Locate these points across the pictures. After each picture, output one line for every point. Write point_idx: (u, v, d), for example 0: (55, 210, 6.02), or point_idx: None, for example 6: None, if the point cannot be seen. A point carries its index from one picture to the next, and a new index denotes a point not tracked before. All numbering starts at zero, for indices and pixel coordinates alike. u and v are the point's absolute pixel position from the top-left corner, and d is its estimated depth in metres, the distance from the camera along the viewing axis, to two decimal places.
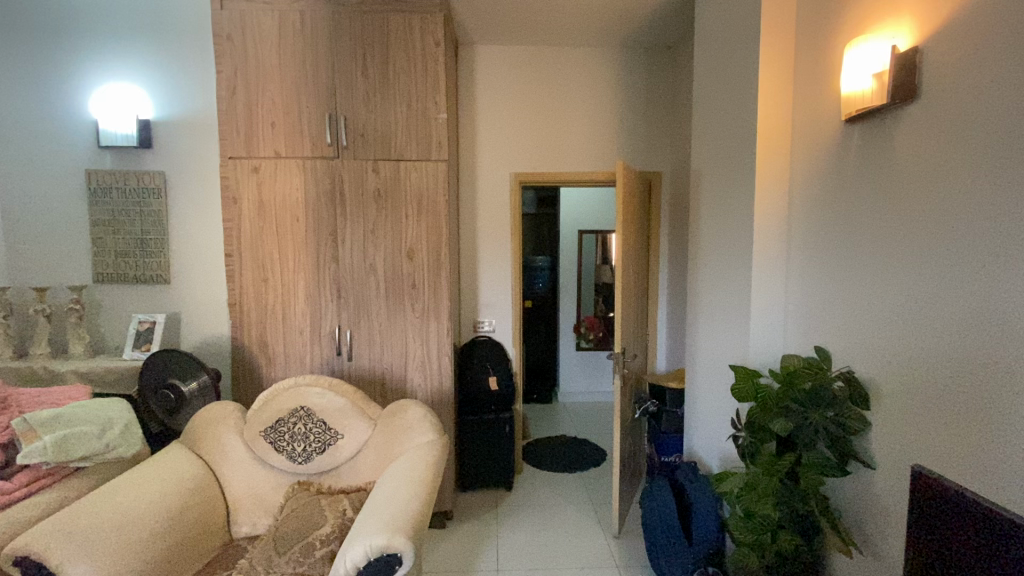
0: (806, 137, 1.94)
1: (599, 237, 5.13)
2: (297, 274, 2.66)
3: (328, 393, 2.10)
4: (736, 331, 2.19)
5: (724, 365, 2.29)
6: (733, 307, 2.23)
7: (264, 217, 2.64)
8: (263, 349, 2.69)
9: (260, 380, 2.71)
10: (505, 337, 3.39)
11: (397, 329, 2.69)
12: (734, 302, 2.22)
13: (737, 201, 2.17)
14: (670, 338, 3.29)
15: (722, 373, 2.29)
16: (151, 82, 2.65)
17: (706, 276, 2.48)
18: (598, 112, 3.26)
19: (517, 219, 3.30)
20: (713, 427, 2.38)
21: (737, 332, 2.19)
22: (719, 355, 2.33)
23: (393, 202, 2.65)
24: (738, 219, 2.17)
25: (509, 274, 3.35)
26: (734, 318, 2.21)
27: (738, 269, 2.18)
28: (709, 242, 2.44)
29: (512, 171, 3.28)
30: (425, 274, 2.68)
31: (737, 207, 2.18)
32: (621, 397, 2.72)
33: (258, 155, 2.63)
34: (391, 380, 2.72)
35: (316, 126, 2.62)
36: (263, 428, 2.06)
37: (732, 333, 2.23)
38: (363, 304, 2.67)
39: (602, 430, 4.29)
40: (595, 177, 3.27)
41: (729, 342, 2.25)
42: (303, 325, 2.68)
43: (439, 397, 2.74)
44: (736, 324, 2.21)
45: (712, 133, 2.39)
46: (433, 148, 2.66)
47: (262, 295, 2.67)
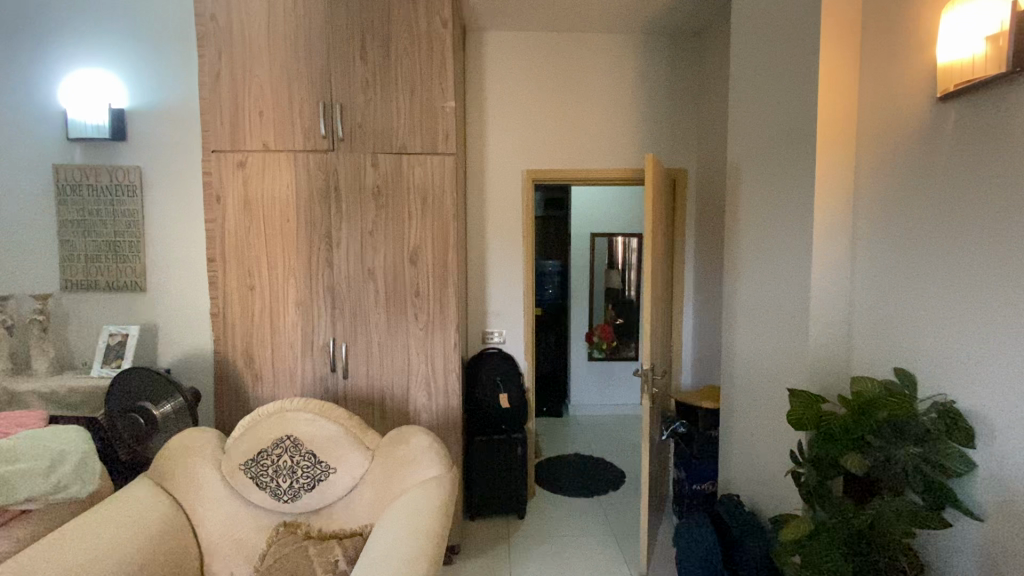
0: (883, 121, 1.66)
1: (612, 240, 4.84)
2: (287, 281, 2.39)
3: (320, 420, 1.81)
4: (788, 348, 1.91)
5: (773, 385, 2.01)
6: (782, 321, 1.95)
7: (251, 217, 2.38)
8: (250, 364, 2.43)
9: (246, 398, 2.43)
10: (517, 349, 3.11)
11: (399, 342, 2.41)
12: (783, 312, 1.94)
13: (790, 198, 1.89)
14: (698, 351, 3.00)
15: (771, 397, 2.01)
16: (126, 67, 2.38)
17: (745, 285, 2.20)
18: (619, 104, 2.98)
19: (529, 220, 3.02)
20: (759, 455, 2.09)
21: (788, 350, 1.91)
22: (766, 375, 2.05)
23: (394, 201, 2.37)
24: (790, 220, 1.89)
25: (520, 280, 3.07)
26: (783, 330, 1.94)
27: (789, 277, 1.90)
28: (750, 244, 2.17)
29: (524, 167, 3.00)
30: (430, 280, 2.40)
31: (788, 206, 1.90)
32: (649, 418, 2.44)
33: (245, 149, 2.37)
34: (391, 399, 2.43)
35: (309, 115, 2.35)
36: (244, 460, 1.77)
37: (782, 351, 1.95)
38: (361, 315, 2.39)
39: (619, 448, 4.00)
40: (614, 175, 2.99)
41: (778, 361, 1.97)
42: (294, 338, 2.41)
43: (444, 418, 2.46)
44: (785, 337, 1.93)
45: (756, 122, 2.11)
46: (439, 140, 2.38)
47: (248, 305, 2.41)
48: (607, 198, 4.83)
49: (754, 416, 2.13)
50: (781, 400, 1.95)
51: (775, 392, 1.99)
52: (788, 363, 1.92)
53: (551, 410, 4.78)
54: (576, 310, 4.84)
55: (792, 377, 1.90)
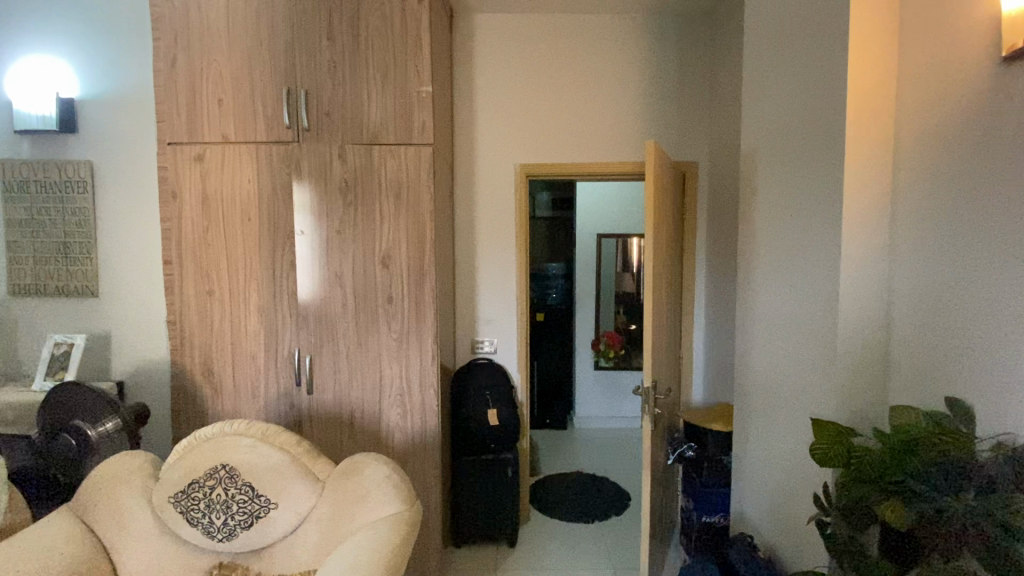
0: (940, 96, 1.36)
1: (620, 241, 4.55)
2: (249, 285, 2.18)
3: (263, 447, 1.58)
4: (812, 368, 1.62)
5: (794, 408, 1.71)
6: (803, 336, 1.65)
7: (209, 216, 2.17)
8: (209, 377, 2.21)
9: (204, 414, 2.22)
10: (509, 361, 2.84)
11: (369, 354, 2.16)
12: (805, 322, 1.64)
13: (814, 191, 1.59)
14: (710, 365, 2.70)
15: (792, 424, 1.72)
16: (76, 55, 2.19)
17: (760, 292, 1.91)
18: (621, 91, 2.70)
19: (522, 220, 2.76)
20: (779, 490, 1.80)
21: (811, 371, 1.62)
22: (786, 398, 1.75)
23: (364, 197, 2.13)
24: (814, 216, 1.59)
25: (513, 285, 2.81)
26: (805, 343, 1.65)
27: (811, 283, 1.61)
28: (765, 243, 1.87)
29: (517, 162, 2.75)
30: (404, 285, 2.15)
31: (811, 199, 1.61)
32: (651, 441, 2.15)
33: (203, 140, 2.16)
34: (361, 416, 2.18)
35: (272, 103, 2.13)
36: (173, 493, 1.55)
37: (805, 372, 1.65)
38: (329, 323, 2.15)
39: (625, 466, 3.70)
40: (616, 169, 2.72)
41: (800, 382, 1.68)
42: (257, 348, 2.19)
43: (420, 438, 2.20)
44: (808, 351, 1.63)
45: (774, 104, 1.82)
46: (415, 128, 2.13)
47: (207, 312, 2.20)
48: (615, 197, 4.53)
49: (772, 444, 1.84)
50: (805, 429, 1.66)
51: (797, 419, 1.70)
52: (811, 383, 1.63)
53: (555, 423, 4.50)
54: (582, 316, 4.56)
55: (816, 402, 1.60)
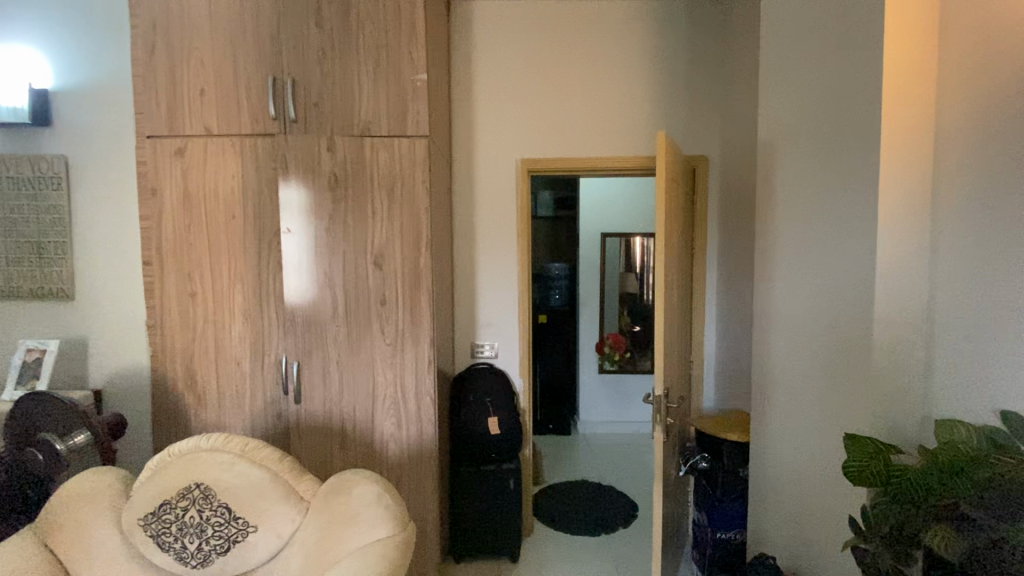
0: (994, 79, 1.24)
1: (625, 240, 4.41)
2: (234, 287, 2.05)
3: (243, 464, 1.45)
4: (844, 375, 1.48)
5: (822, 419, 1.57)
6: (833, 339, 1.51)
7: (191, 213, 2.04)
8: (191, 385, 2.08)
9: (187, 424, 2.09)
10: (511, 366, 2.71)
11: (362, 360, 2.02)
12: (835, 326, 1.51)
13: (846, 182, 1.45)
14: (723, 371, 2.56)
15: (821, 436, 1.58)
16: (51, 43, 2.07)
17: (781, 294, 1.77)
18: (628, 81, 2.56)
19: (524, 218, 2.62)
20: (806, 508, 1.66)
21: (843, 379, 1.48)
22: (814, 408, 1.61)
23: (355, 192, 1.99)
24: (846, 209, 1.45)
25: (514, 286, 2.67)
26: (835, 348, 1.51)
27: (842, 282, 1.47)
28: (787, 240, 1.73)
29: (519, 156, 2.61)
30: (399, 287, 2.01)
31: (844, 190, 1.46)
32: (663, 453, 2.02)
33: (184, 133, 2.03)
34: (353, 427, 2.04)
35: (257, 93, 2.00)
36: (143, 514, 1.42)
37: (835, 379, 1.51)
38: (318, 327, 2.01)
39: (632, 474, 3.56)
40: (622, 163, 2.58)
41: (830, 391, 1.53)
42: (242, 354, 2.06)
43: (417, 449, 2.06)
44: (839, 358, 1.50)
45: (795, 89, 1.68)
46: (409, 119, 1.99)
47: (189, 315, 2.06)
48: (620, 195, 4.39)
49: (798, 457, 1.70)
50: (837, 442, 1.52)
51: (827, 430, 1.56)
52: (842, 392, 1.49)
53: (558, 428, 4.36)
54: (586, 318, 4.42)
55: (849, 412, 1.46)
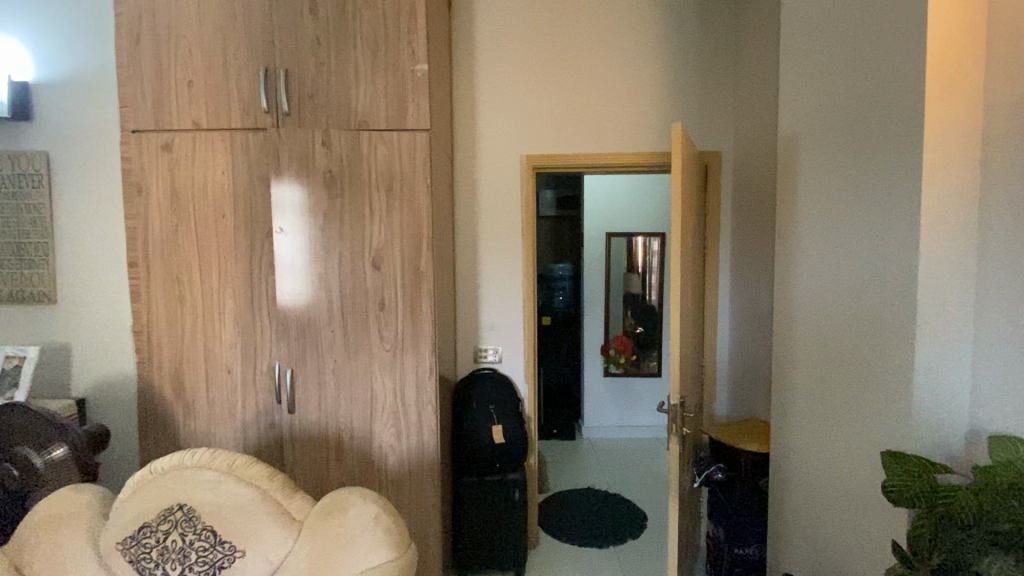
0: None
1: (630, 240, 4.29)
2: (225, 290, 1.94)
3: (230, 483, 1.34)
4: (879, 383, 1.37)
5: (854, 432, 1.46)
6: (866, 344, 1.41)
7: (179, 212, 1.93)
8: (180, 393, 1.98)
9: (175, 434, 1.99)
10: (515, 371, 2.60)
11: (359, 367, 1.91)
12: (868, 332, 1.40)
13: (882, 174, 1.34)
14: (738, 376, 2.45)
15: (853, 449, 1.47)
16: (30, 33, 1.96)
17: (806, 296, 1.66)
18: (638, 72, 2.45)
19: (529, 217, 2.52)
20: (835, 526, 1.56)
21: (878, 387, 1.37)
22: (843, 418, 1.50)
23: (352, 189, 1.88)
24: (882, 204, 1.35)
25: (519, 288, 2.56)
26: (868, 356, 1.40)
27: (876, 283, 1.37)
28: (811, 239, 1.63)
29: (523, 153, 2.50)
30: (398, 290, 1.90)
31: (879, 183, 1.36)
32: (678, 465, 1.91)
33: (171, 128, 1.92)
34: (350, 438, 1.93)
35: (248, 84, 1.89)
36: (122, 538, 1.31)
37: (869, 388, 1.40)
38: (313, 332, 1.90)
39: (640, 482, 3.46)
40: (631, 160, 2.47)
41: (863, 400, 1.43)
42: (233, 361, 1.95)
43: (417, 461, 1.96)
44: (872, 366, 1.39)
45: (822, 77, 1.57)
46: (408, 112, 1.88)
47: (176, 320, 1.96)
48: (625, 193, 4.26)
49: (825, 469, 1.59)
50: (871, 455, 1.41)
51: (859, 442, 1.45)
52: (877, 403, 1.38)
53: (562, 432, 4.25)
54: (590, 320, 4.32)
55: (885, 424, 1.35)
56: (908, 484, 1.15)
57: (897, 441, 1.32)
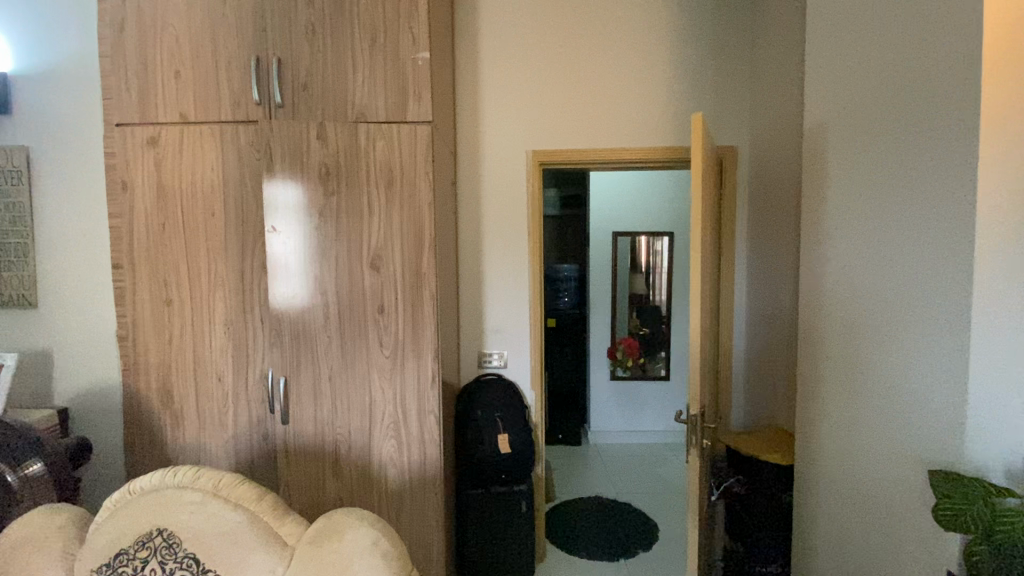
0: None
1: (637, 238, 4.17)
2: (215, 293, 1.83)
3: (215, 505, 1.22)
4: (928, 391, 1.26)
5: (898, 444, 1.35)
6: (912, 348, 1.30)
7: (166, 210, 1.81)
8: (168, 403, 1.86)
9: (163, 445, 1.88)
10: (521, 376, 2.48)
11: (358, 374, 1.79)
12: (915, 336, 1.29)
13: (933, 164, 1.24)
14: (756, 382, 2.33)
15: (896, 462, 1.36)
16: (9, 20, 1.85)
17: (839, 297, 1.56)
18: (650, 63, 2.33)
19: (535, 215, 2.41)
20: (876, 547, 1.44)
21: (926, 396, 1.27)
22: (885, 428, 1.40)
23: (349, 185, 1.75)
24: (933, 196, 1.24)
25: (525, 289, 2.45)
26: (915, 362, 1.30)
27: (925, 282, 1.26)
28: (846, 238, 1.52)
29: (530, 147, 2.39)
30: (398, 292, 1.79)
31: (930, 174, 1.25)
32: (698, 478, 1.80)
33: (158, 121, 1.81)
34: (348, 450, 1.82)
35: (239, 74, 1.78)
36: (97, 565, 1.20)
37: (915, 395, 1.30)
38: (307, 337, 1.78)
39: (650, 490, 3.34)
40: (643, 155, 2.36)
41: (908, 409, 1.32)
42: (224, 368, 1.84)
43: (420, 474, 1.84)
44: (920, 374, 1.28)
45: (859, 63, 1.47)
46: (409, 103, 1.77)
47: (164, 325, 1.84)
48: (632, 190, 4.12)
49: (863, 484, 1.48)
50: (918, 470, 1.30)
51: (903, 456, 1.34)
52: (924, 413, 1.28)
53: (568, 438, 4.14)
54: (597, 322, 4.20)
55: (936, 435, 1.24)
56: (960, 509, 1.07)
57: (951, 454, 1.21)
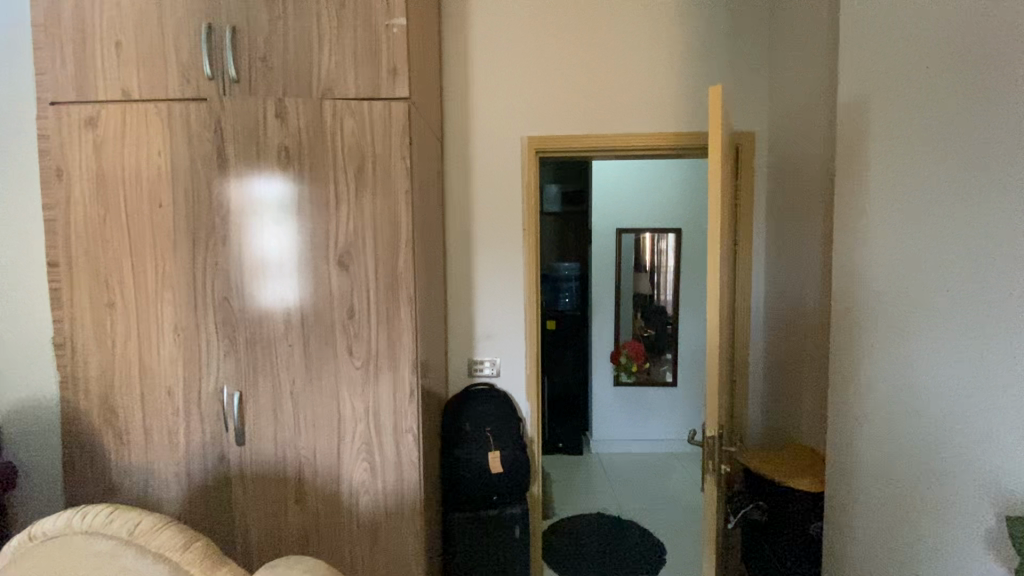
0: None
1: (641, 236, 3.91)
2: (163, 295, 1.60)
3: (129, 557, 1.00)
4: (992, 408, 1.08)
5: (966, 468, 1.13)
6: (971, 356, 1.12)
7: (106, 201, 1.59)
8: (111, 419, 1.64)
9: (105, 468, 1.66)
10: (516, 387, 2.25)
11: (325, 389, 1.57)
12: (992, 339, 1.08)
13: (1001, 142, 1.05)
14: (777, 394, 2.09)
15: (945, 489, 1.18)
16: None
17: (874, 297, 1.36)
18: (659, 40, 2.09)
19: (531, 209, 2.18)
20: None
21: (1006, 409, 1.05)
22: (943, 445, 1.19)
23: (313, 173, 1.53)
24: (999, 180, 1.06)
25: (519, 291, 2.22)
26: (993, 371, 1.08)
27: (1005, 273, 1.05)
28: (894, 227, 1.30)
29: (525, 134, 2.15)
30: (370, 295, 1.56)
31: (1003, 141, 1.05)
32: (715, 510, 1.56)
33: (97, 98, 1.58)
34: (314, 475, 1.59)
35: (189, 44, 1.55)
36: None
37: (975, 413, 1.12)
38: (267, 346, 1.55)
39: (657, 507, 3.10)
40: (649, 142, 2.13)
41: (964, 427, 1.14)
42: (174, 381, 1.62)
43: (397, 501, 1.61)
44: (998, 385, 1.07)
45: (913, 22, 1.23)
46: (382, 77, 1.53)
47: (105, 331, 1.62)
48: (637, 183, 3.86)
49: (915, 514, 1.26)
50: (975, 500, 1.12)
51: (956, 482, 1.16)
52: (1000, 429, 1.07)
53: (569, 447, 3.92)
54: (600, 324, 3.96)
55: (1003, 460, 1.06)
56: None
57: (1021, 484, 1.03)
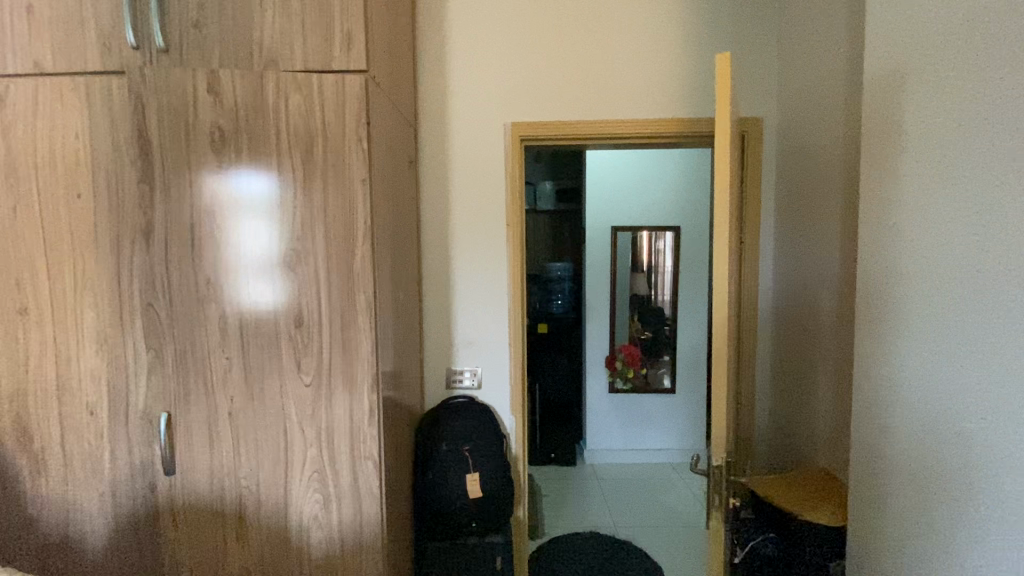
0: None
1: (637, 235, 3.70)
2: (82, 300, 1.38)
3: None
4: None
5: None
6: (992, 374, 0.98)
7: (16, 190, 1.37)
8: (25, 444, 1.42)
9: (20, 498, 1.43)
10: (499, 400, 2.04)
11: (268, 410, 1.35)
12: None
13: None
14: (786, 410, 1.89)
15: (959, 521, 1.04)
16: None
17: (888, 302, 1.20)
18: (657, 15, 1.88)
19: (514, 204, 1.97)
20: None
21: None
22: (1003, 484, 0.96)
23: (255, 159, 1.31)
24: None
25: (502, 293, 2.00)
26: None
27: None
28: (941, 218, 1.07)
29: (508, 119, 1.94)
30: (321, 300, 1.34)
31: None
32: (721, 549, 1.35)
33: (4, 71, 1.36)
34: (258, 509, 1.37)
35: (111, 9, 1.33)
36: None
37: (995, 436, 0.97)
38: (199, 361, 1.34)
39: (655, 526, 2.88)
40: (647, 129, 1.92)
41: (984, 452, 0.99)
42: (97, 400, 1.40)
43: (353, 539, 1.40)
44: None
45: None
46: (334, 47, 1.31)
47: (17, 342, 1.40)
48: (633, 179, 3.65)
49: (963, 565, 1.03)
50: (995, 536, 0.98)
51: (973, 514, 1.02)
52: None
53: (561, 458, 3.70)
54: (593, 328, 3.73)
55: None
56: None
57: None
